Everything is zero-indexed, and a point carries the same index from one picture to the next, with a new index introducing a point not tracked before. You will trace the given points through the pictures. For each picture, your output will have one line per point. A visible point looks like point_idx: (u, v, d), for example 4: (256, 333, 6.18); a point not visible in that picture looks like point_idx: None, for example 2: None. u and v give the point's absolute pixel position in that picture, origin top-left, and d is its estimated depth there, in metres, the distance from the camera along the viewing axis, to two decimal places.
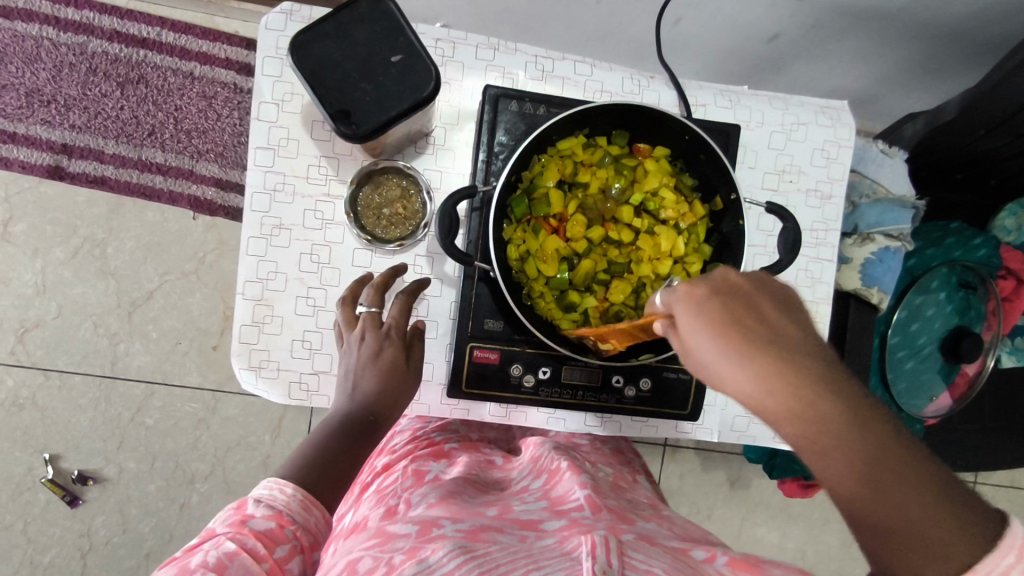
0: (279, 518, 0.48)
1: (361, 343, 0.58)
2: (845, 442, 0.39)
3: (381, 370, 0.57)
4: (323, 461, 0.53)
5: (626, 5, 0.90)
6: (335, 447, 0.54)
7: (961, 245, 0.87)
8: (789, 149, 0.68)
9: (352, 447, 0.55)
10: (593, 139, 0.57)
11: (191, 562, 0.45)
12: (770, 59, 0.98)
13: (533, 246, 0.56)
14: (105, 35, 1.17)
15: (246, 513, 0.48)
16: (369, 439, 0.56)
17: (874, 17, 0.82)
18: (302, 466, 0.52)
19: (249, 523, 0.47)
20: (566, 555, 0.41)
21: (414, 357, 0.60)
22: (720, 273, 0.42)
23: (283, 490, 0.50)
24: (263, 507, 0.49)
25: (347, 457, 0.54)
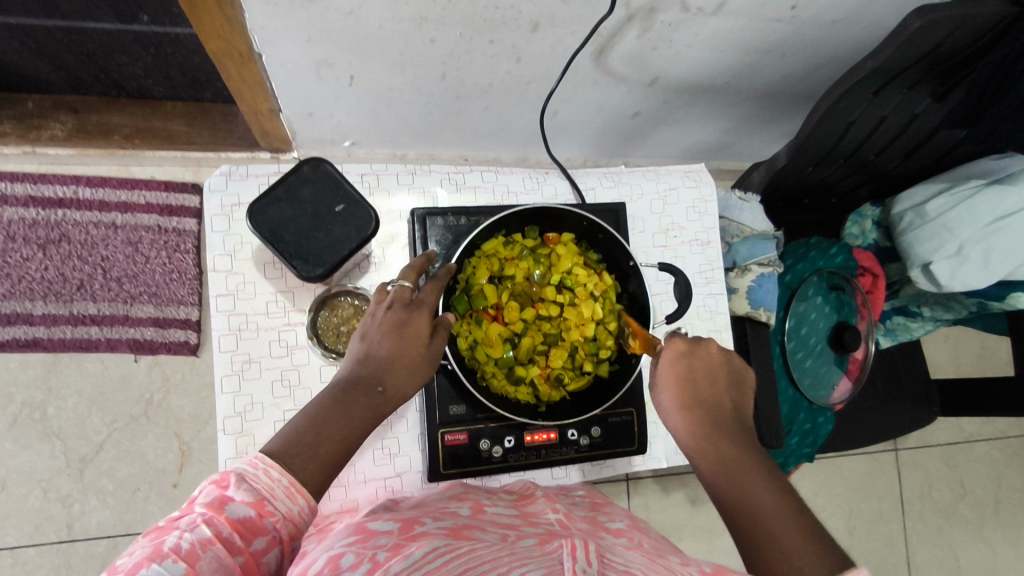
0: (260, 506, 0.43)
1: (386, 310, 0.57)
2: (741, 470, 0.53)
3: (398, 337, 0.55)
4: (325, 430, 0.49)
5: (512, 109, 1.04)
6: (339, 414, 0.50)
7: (822, 256, 1.05)
8: (668, 211, 0.82)
9: (349, 411, 0.51)
10: (510, 237, 0.68)
11: (162, 546, 0.39)
12: (639, 129, 1.15)
13: (479, 334, 0.66)
14: (20, 202, 1.19)
15: (225, 492, 0.43)
16: (371, 403, 0.52)
17: (712, 90, 1.00)
18: (300, 435, 0.48)
19: (239, 514, 0.42)
20: (547, 555, 0.42)
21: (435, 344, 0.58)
22: (704, 344, 0.62)
23: (268, 471, 0.45)
24: (244, 489, 0.43)
25: (347, 414, 0.51)
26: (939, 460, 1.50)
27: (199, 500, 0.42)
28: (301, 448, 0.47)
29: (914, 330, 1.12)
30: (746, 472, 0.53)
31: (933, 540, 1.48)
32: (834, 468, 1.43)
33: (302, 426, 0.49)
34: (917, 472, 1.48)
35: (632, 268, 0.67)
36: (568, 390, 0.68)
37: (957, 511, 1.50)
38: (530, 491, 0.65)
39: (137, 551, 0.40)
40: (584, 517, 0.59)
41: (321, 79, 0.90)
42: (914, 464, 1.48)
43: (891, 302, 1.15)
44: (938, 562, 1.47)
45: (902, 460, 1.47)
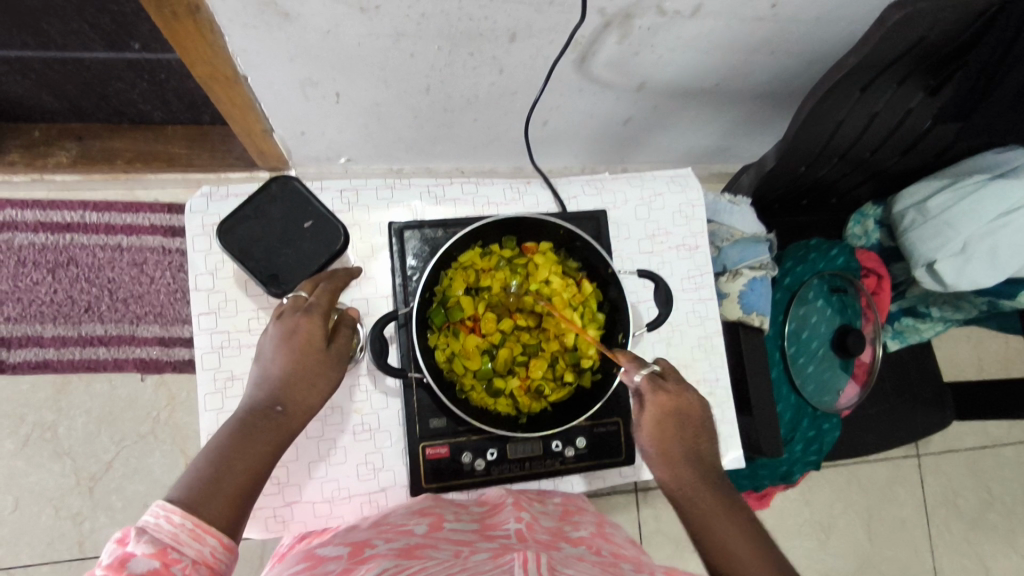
0: (163, 556, 0.41)
1: (276, 321, 0.55)
2: (723, 523, 0.54)
3: (293, 350, 0.54)
4: (228, 460, 0.48)
5: (501, 120, 1.04)
6: (240, 442, 0.50)
7: (822, 257, 1.03)
8: (653, 217, 0.81)
9: (249, 439, 0.50)
10: (487, 248, 0.68)
11: None
12: (633, 135, 1.14)
13: (457, 346, 0.66)
14: (30, 227, 1.22)
15: (125, 550, 0.41)
16: (272, 428, 0.51)
17: (701, 93, 0.98)
18: (203, 473, 0.47)
19: (148, 565, 0.40)
20: (498, 569, 0.41)
21: (336, 349, 0.57)
22: (684, 393, 0.60)
23: (171, 518, 0.43)
24: (145, 542, 0.41)
25: (247, 442, 0.50)
26: (965, 465, 1.44)
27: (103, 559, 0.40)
28: (204, 487, 0.46)
29: (925, 332, 1.09)
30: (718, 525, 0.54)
31: (961, 550, 1.42)
32: (851, 476, 1.38)
33: (204, 463, 0.48)
34: (941, 479, 1.43)
35: (609, 279, 0.66)
36: (550, 401, 0.67)
37: (985, 520, 1.44)
38: (502, 499, 0.64)
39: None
40: (548, 526, 0.58)
41: (308, 98, 0.91)
42: (938, 470, 1.43)
43: (899, 303, 1.11)
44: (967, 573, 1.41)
45: (924, 466, 1.42)
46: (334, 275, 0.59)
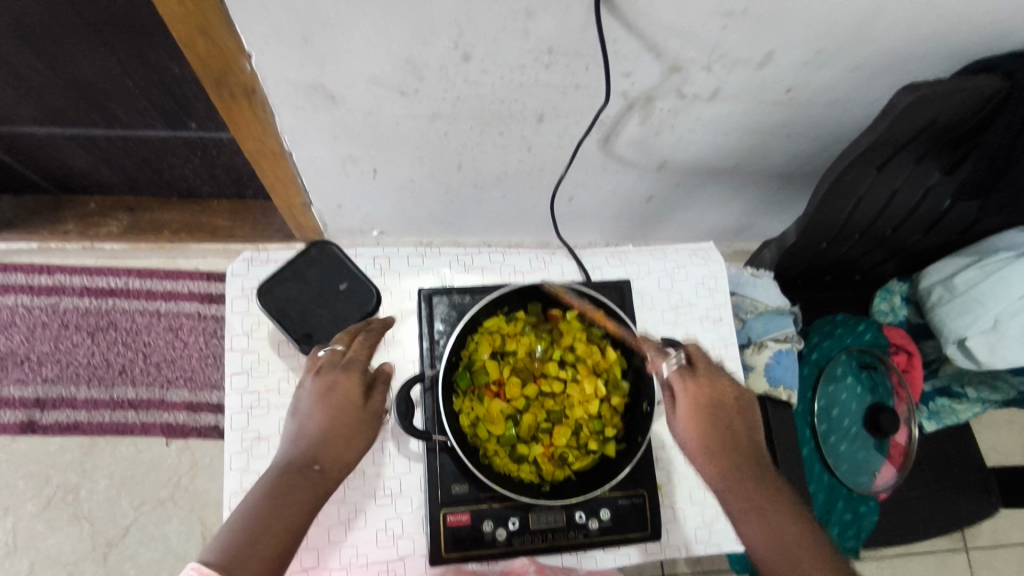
0: None
1: (315, 376, 0.58)
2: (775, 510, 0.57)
3: (331, 405, 0.56)
4: (267, 521, 0.49)
5: (528, 197, 1.08)
6: (278, 499, 0.51)
7: (849, 332, 1.02)
8: (676, 288, 0.82)
9: (289, 497, 0.51)
10: (513, 313, 0.69)
11: None
12: (655, 213, 1.18)
13: (481, 411, 0.66)
14: (76, 292, 1.28)
15: None
16: (311, 486, 0.52)
17: (721, 173, 1.02)
18: (243, 531, 0.48)
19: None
20: None
21: (373, 403, 0.58)
22: (714, 377, 0.63)
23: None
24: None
25: (283, 502, 0.51)
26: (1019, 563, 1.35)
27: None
28: (249, 542, 0.48)
29: (961, 413, 1.05)
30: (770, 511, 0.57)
31: None
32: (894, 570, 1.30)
33: (237, 524, 0.49)
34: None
35: (634, 348, 0.67)
36: (573, 469, 0.66)
37: None
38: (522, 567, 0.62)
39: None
40: None
41: (346, 173, 0.97)
42: (989, 567, 1.33)
43: (932, 381, 1.07)
44: None
45: (973, 561, 1.33)
46: (368, 330, 0.61)
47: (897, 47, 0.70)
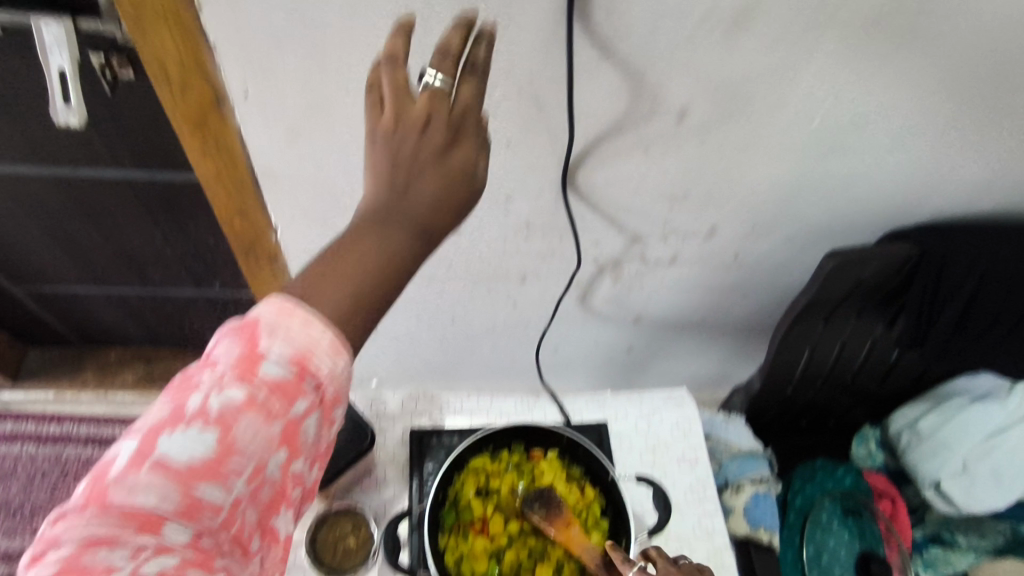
0: (299, 367, 0.40)
1: (393, 117, 0.45)
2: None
3: (433, 152, 0.44)
4: (365, 261, 0.43)
5: (516, 349, 1.17)
6: (370, 250, 0.43)
7: (829, 477, 1.06)
8: (653, 431, 0.88)
9: (386, 242, 0.43)
10: (497, 453, 0.75)
11: (182, 409, 0.38)
12: (636, 363, 1.26)
13: (466, 549, 0.69)
14: (82, 440, 1.32)
15: (253, 347, 0.39)
16: (408, 239, 0.44)
17: (691, 326, 1.12)
18: (333, 275, 0.42)
19: (261, 359, 0.39)
20: None
21: (432, 133, 0.44)
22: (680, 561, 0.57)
23: (292, 312, 0.40)
24: (270, 337, 0.39)
25: (361, 230, 0.43)
26: None
27: (196, 364, 0.40)
28: (318, 280, 0.42)
29: (957, 563, 1.04)
30: None
31: None
32: None
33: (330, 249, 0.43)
34: None
35: (611, 484, 0.72)
36: None
37: None
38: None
39: (155, 408, 0.38)
40: None
41: None
42: None
43: (921, 530, 1.08)
44: None
45: None
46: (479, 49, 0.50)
47: (819, 222, 0.83)
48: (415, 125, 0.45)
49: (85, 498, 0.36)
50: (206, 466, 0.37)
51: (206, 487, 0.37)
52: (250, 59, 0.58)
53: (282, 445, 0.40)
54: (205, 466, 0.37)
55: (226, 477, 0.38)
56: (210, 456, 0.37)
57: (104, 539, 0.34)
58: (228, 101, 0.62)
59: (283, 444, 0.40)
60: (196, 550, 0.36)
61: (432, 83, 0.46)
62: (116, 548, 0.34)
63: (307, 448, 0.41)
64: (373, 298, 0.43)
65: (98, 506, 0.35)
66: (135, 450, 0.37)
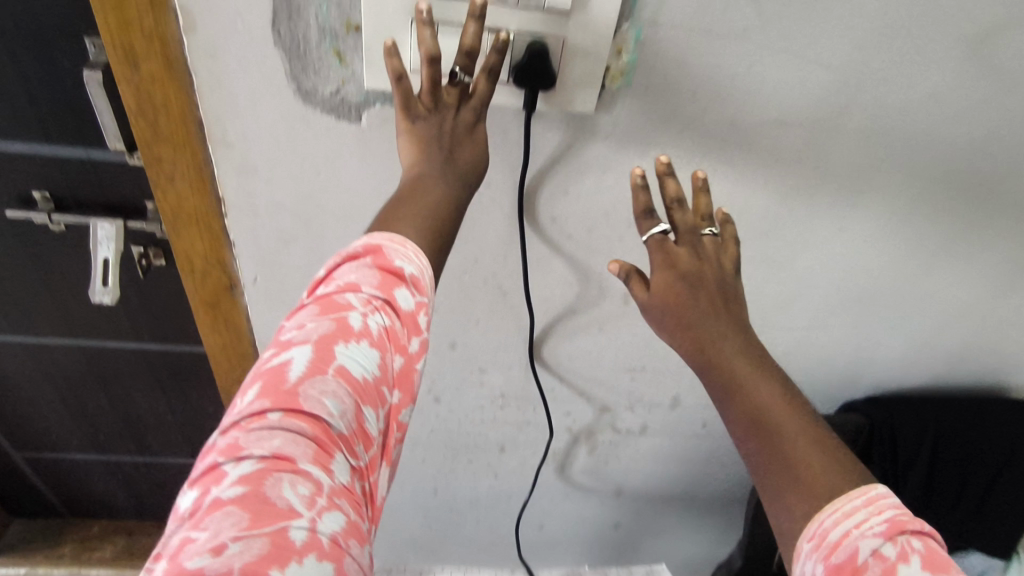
0: (419, 284, 0.44)
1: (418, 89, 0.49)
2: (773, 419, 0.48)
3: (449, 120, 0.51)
4: (423, 207, 0.49)
5: (500, 522, 1.15)
6: (422, 193, 0.49)
7: None
8: None
9: (430, 190, 0.50)
10: None
11: (347, 325, 0.40)
12: (625, 541, 1.22)
13: None
14: None
15: (387, 268, 0.43)
16: (455, 185, 0.51)
17: (675, 500, 1.12)
18: (395, 212, 0.48)
19: (398, 288, 0.43)
20: None
21: (464, 115, 0.52)
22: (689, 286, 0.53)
23: (393, 241, 0.45)
24: (403, 264, 0.44)
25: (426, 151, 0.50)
26: None
27: (329, 287, 0.42)
28: (389, 222, 0.47)
29: None
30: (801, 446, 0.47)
31: None
32: None
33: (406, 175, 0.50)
34: None
35: None
36: None
37: None
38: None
39: (309, 325, 0.40)
40: None
41: None
42: None
43: None
44: None
45: None
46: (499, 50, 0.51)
47: None
48: (449, 106, 0.51)
49: (269, 402, 0.36)
50: (363, 387, 0.39)
51: (360, 421, 0.38)
52: (261, 255, 0.70)
53: (399, 381, 0.42)
54: (368, 384, 0.39)
55: (372, 413, 0.39)
56: (372, 377, 0.40)
57: (290, 457, 0.34)
58: (240, 287, 0.73)
59: (400, 382, 0.42)
60: (349, 502, 0.36)
61: (467, 79, 0.51)
62: (298, 477, 0.34)
63: (415, 386, 0.44)
64: (447, 215, 0.50)
65: (275, 432, 0.35)
66: (308, 360, 0.38)
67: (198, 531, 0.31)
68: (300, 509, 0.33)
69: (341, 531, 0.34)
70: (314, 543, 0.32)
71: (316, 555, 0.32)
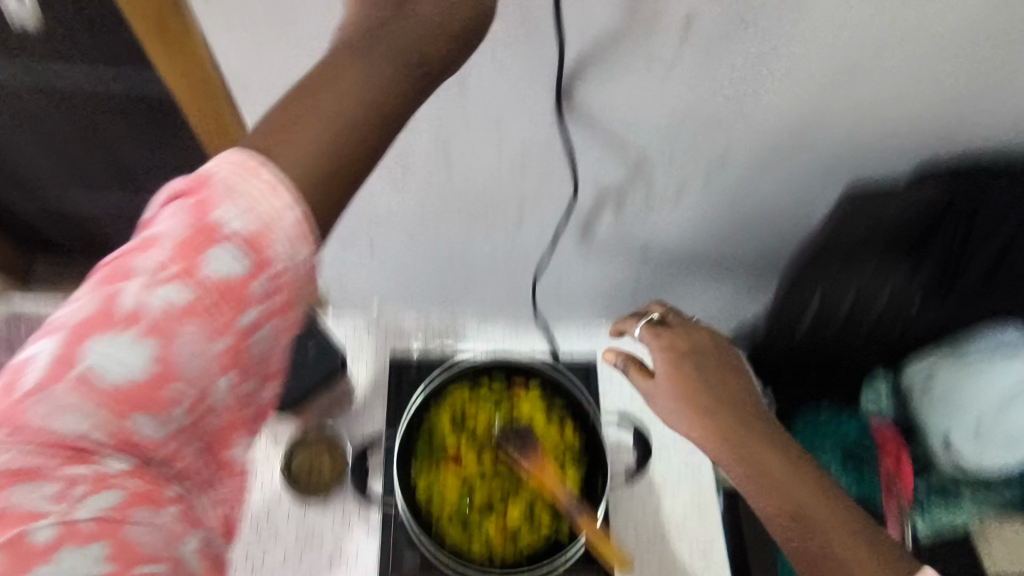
0: (267, 191, 0.42)
1: None
2: (780, 483, 0.61)
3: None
4: (354, 107, 0.46)
5: (517, 282, 1.12)
6: (361, 69, 0.47)
7: (834, 423, 1.02)
8: (645, 370, 0.85)
9: (370, 65, 0.47)
10: (477, 384, 0.72)
11: (148, 256, 0.41)
12: (645, 302, 1.20)
13: (437, 479, 0.68)
14: None
15: (222, 186, 0.41)
16: (418, 83, 0.49)
17: (702, 265, 1.05)
18: (308, 109, 0.45)
19: (218, 220, 0.41)
20: None
21: None
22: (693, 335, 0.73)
23: (250, 163, 0.42)
24: (223, 214, 0.41)
25: (331, 75, 0.46)
26: None
27: (155, 224, 0.42)
28: (300, 100, 0.46)
29: (961, 518, 1.02)
30: (798, 490, 0.60)
31: None
32: None
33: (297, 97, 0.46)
34: None
35: (590, 422, 0.71)
36: (524, 548, 0.66)
37: None
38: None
39: (168, 222, 0.41)
40: None
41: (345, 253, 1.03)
42: None
43: None
44: None
45: None
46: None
47: (835, 151, 0.76)
48: None
49: (85, 320, 0.40)
50: (189, 306, 0.41)
51: (167, 360, 0.41)
52: None
53: (230, 305, 0.42)
54: (174, 310, 0.40)
55: (185, 336, 0.41)
56: (180, 307, 0.41)
57: (75, 409, 0.39)
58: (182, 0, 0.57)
59: (235, 301, 0.42)
60: (134, 475, 0.41)
61: None
62: (72, 414, 0.39)
63: (286, 298, 0.44)
64: (369, 119, 0.46)
65: (47, 359, 0.40)
66: (127, 286, 0.40)
67: (8, 438, 0.38)
68: (96, 459, 0.39)
69: (109, 507, 0.39)
70: (67, 532, 0.38)
71: (71, 540, 0.38)
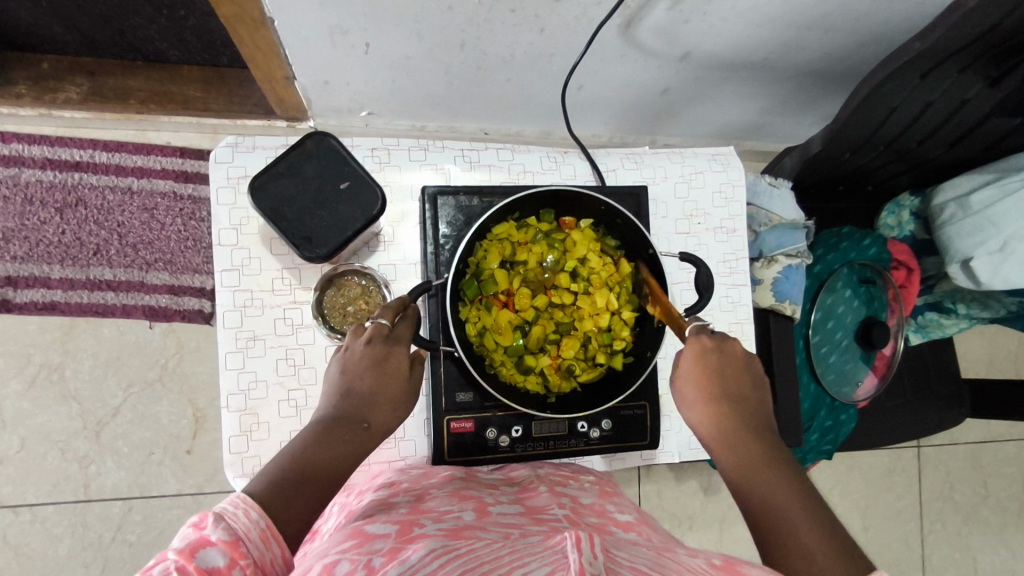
0: (234, 546, 0.39)
1: (366, 345, 0.55)
2: (765, 482, 0.51)
3: (379, 376, 0.54)
4: (313, 463, 0.48)
5: (533, 82, 0.98)
6: (322, 440, 0.50)
7: (854, 247, 1.01)
8: (693, 196, 0.78)
9: (340, 439, 0.50)
10: (524, 220, 0.65)
11: None
12: (669, 106, 1.09)
13: (488, 321, 0.64)
14: (37, 164, 1.18)
15: (203, 533, 0.38)
16: (395, 395, 0.55)
17: (747, 67, 0.93)
18: (274, 483, 0.45)
19: (201, 557, 0.37)
20: (550, 550, 0.40)
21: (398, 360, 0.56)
22: (728, 345, 0.59)
23: (247, 511, 0.41)
24: (222, 528, 0.39)
25: (309, 456, 0.48)
26: (966, 459, 1.46)
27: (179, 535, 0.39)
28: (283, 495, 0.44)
29: (948, 329, 1.06)
30: (768, 479, 0.52)
31: (952, 541, 1.44)
32: (854, 462, 1.39)
33: (287, 464, 0.47)
34: (940, 471, 1.44)
35: (651, 256, 0.63)
36: (580, 381, 0.66)
37: (976, 514, 1.45)
38: (533, 484, 0.62)
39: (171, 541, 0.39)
40: (590, 508, 0.58)
41: (336, 47, 0.85)
42: (937, 461, 1.44)
43: (926, 296, 1.09)
44: (955, 561, 1.44)
45: (924, 457, 1.43)
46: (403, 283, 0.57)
47: None
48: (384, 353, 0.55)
49: None
50: None
51: None
52: None
53: None
54: None
55: None
56: None
57: None
58: None
59: None
60: None
61: None
62: None
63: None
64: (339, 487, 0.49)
65: None
66: None
67: None
68: None
69: None
70: None
71: None
